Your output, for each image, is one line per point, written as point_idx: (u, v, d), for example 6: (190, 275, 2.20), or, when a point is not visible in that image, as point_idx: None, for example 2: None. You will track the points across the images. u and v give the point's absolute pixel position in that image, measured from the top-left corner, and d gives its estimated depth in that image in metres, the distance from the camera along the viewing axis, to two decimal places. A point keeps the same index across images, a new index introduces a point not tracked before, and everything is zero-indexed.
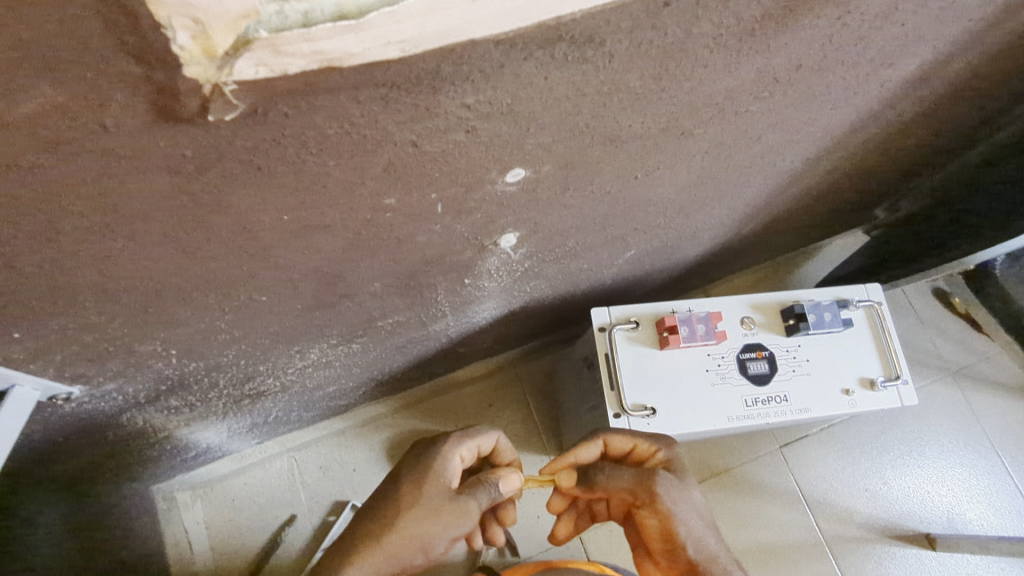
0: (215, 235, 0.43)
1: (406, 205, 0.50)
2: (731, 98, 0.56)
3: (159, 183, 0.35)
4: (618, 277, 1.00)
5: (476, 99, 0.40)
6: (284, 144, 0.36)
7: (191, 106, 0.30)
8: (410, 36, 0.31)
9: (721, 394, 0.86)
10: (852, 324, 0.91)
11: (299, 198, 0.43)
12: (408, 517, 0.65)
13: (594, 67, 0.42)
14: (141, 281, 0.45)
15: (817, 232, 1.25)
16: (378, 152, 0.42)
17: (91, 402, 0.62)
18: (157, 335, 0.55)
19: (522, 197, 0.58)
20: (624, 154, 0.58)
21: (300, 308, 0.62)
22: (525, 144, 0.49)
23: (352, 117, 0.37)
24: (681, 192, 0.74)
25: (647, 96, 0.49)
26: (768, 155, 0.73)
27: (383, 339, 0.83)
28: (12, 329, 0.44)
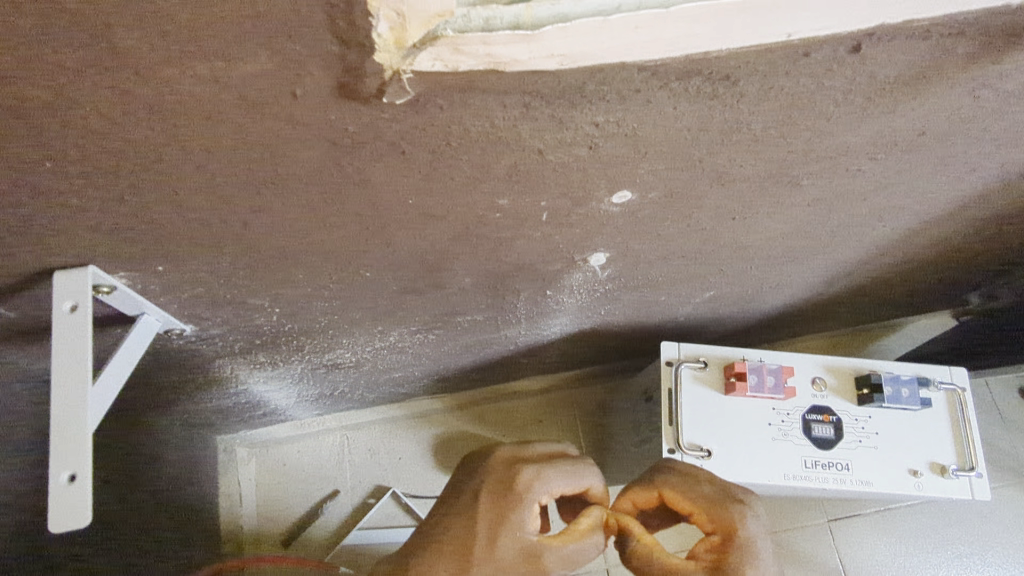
0: (346, 207, 0.47)
1: (517, 208, 0.53)
2: (847, 154, 0.56)
3: (318, 151, 0.40)
4: (692, 316, 1.00)
5: (606, 119, 0.43)
6: (431, 134, 0.40)
7: (371, 86, 0.34)
8: (572, 53, 0.34)
9: (781, 450, 0.85)
10: (930, 405, 0.88)
11: (427, 184, 0.46)
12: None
13: (723, 105, 0.44)
14: (275, 239, 0.50)
15: (905, 305, 1.21)
16: (507, 154, 0.45)
17: (195, 342, 0.68)
18: (269, 292, 0.60)
19: (622, 219, 0.60)
20: (730, 193, 0.59)
21: (395, 289, 0.66)
22: (638, 168, 0.51)
23: (494, 119, 0.40)
24: (776, 240, 0.74)
25: (766, 139, 0.50)
26: (872, 217, 0.73)
27: (457, 334, 0.86)
28: (158, 261, 0.50)
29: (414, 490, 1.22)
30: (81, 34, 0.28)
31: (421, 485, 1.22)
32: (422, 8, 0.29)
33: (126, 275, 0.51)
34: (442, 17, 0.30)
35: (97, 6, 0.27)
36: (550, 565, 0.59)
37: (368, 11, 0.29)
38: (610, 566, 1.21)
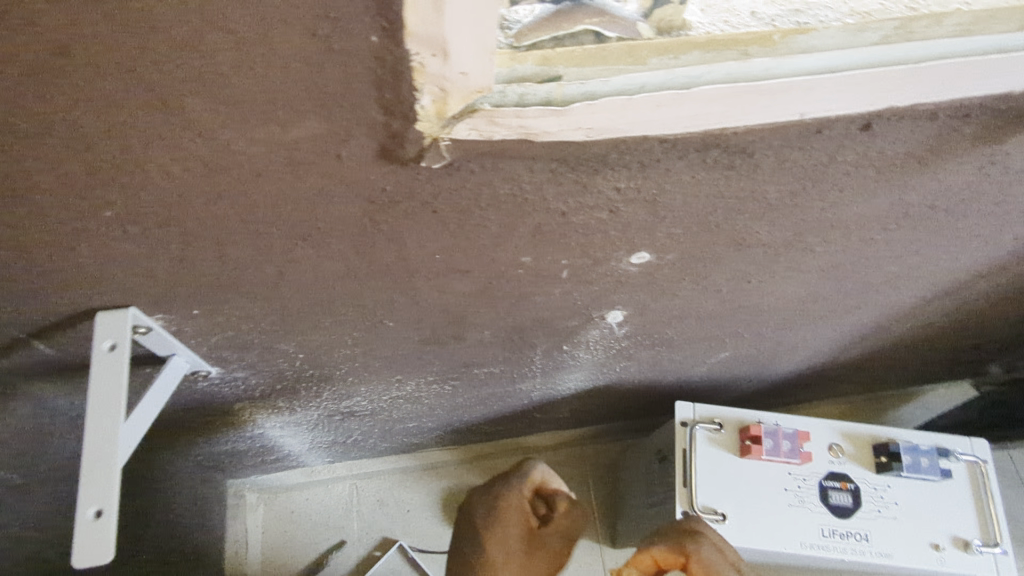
0: (376, 260, 0.50)
1: (538, 266, 0.55)
2: (860, 224, 0.58)
3: (355, 207, 0.42)
4: (707, 376, 1.00)
5: (627, 185, 0.46)
6: (461, 195, 0.43)
7: (410, 151, 0.36)
8: (598, 126, 0.36)
9: (797, 518, 0.83)
10: (951, 477, 0.86)
11: (454, 241, 0.49)
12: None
13: (738, 175, 0.47)
14: (306, 287, 0.52)
15: (922, 373, 1.20)
16: (532, 215, 0.47)
17: (218, 384, 0.70)
18: (295, 338, 0.62)
19: (640, 279, 0.62)
20: (745, 258, 0.61)
21: (416, 339, 0.67)
22: (657, 231, 0.53)
23: (522, 183, 0.43)
24: (791, 304, 0.75)
25: (781, 208, 0.52)
26: (886, 285, 0.74)
27: (473, 386, 0.87)
28: (194, 305, 0.52)
29: (421, 544, 1.20)
30: (155, 99, 0.31)
31: (428, 539, 1.20)
32: (464, 85, 0.32)
33: (162, 317, 0.53)
34: (480, 92, 0.32)
35: (173, 75, 0.30)
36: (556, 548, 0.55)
37: (414, 85, 0.31)
38: None
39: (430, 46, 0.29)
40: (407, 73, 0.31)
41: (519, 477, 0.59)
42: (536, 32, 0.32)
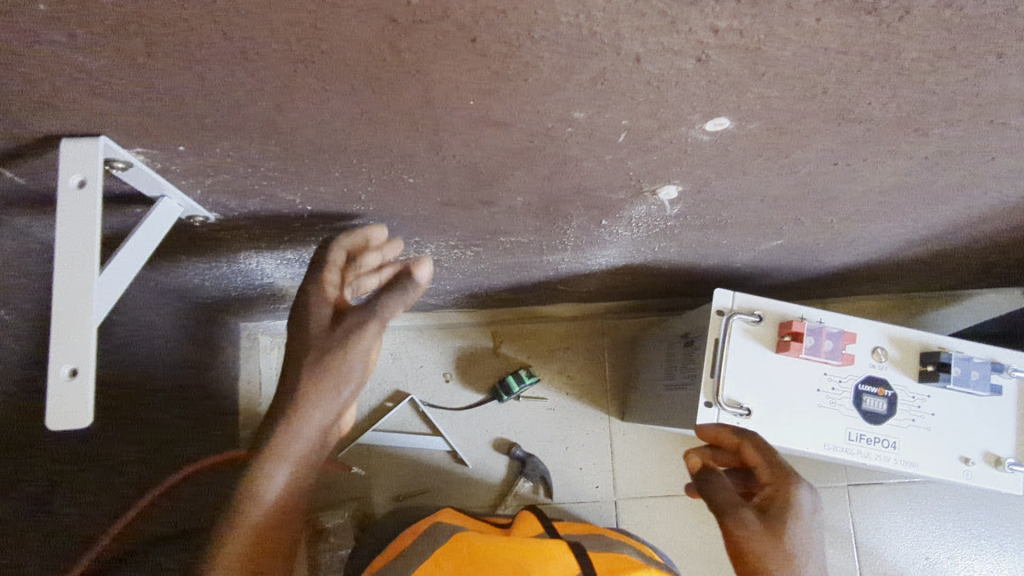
0: (397, 102, 0.40)
1: (592, 125, 0.45)
2: (999, 104, 0.46)
3: (371, 27, 0.32)
4: (749, 263, 0.92)
5: (728, 26, 0.34)
6: (511, 19, 0.32)
7: None
8: None
9: (824, 419, 0.80)
10: (998, 393, 0.81)
11: (494, 84, 0.39)
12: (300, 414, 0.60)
13: (877, 22, 0.35)
14: (311, 129, 0.43)
15: (982, 276, 1.11)
16: (597, 57, 0.36)
17: (219, 231, 0.63)
18: (300, 187, 0.54)
19: (709, 151, 0.51)
20: (840, 135, 0.50)
21: (439, 200, 0.59)
22: (747, 94, 0.42)
23: (594, 7, 0.32)
24: (873, 193, 0.65)
25: (911, 74, 0.41)
26: (990, 180, 0.63)
27: (496, 254, 0.80)
28: (181, 142, 0.44)
29: (432, 399, 1.21)
30: None
31: (439, 395, 1.21)
32: None
33: (144, 152, 0.45)
34: None
35: None
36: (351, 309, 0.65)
37: None
38: (619, 499, 1.21)
39: None
40: None
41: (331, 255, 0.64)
42: None
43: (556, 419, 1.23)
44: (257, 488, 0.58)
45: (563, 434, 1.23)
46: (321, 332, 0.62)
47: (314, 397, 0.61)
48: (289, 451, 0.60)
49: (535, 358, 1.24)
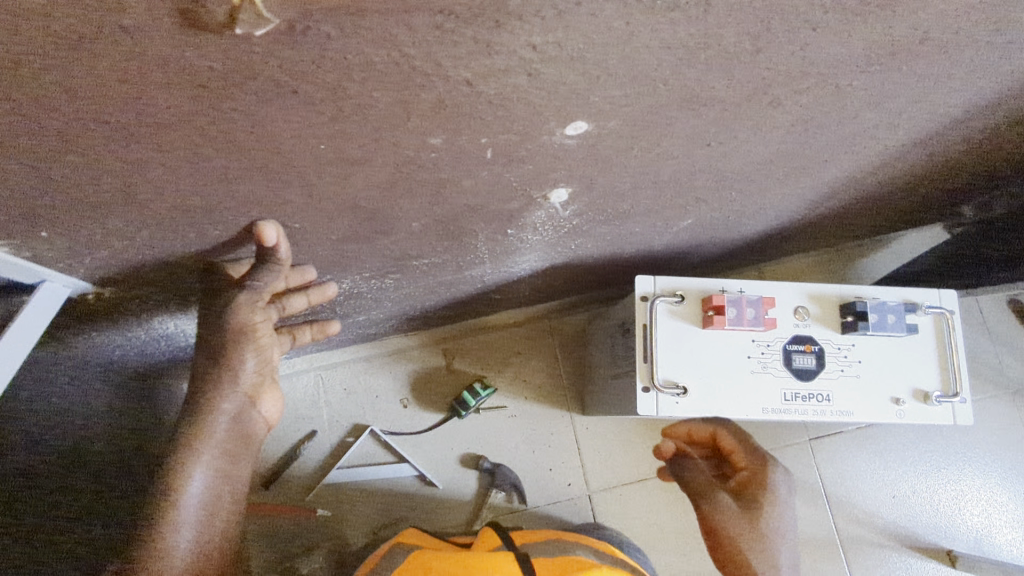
0: (246, 157, 0.40)
1: (453, 147, 0.46)
2: (835, 68, 0.49)
3: (186, 96, 0.32)
4: (670, 244, 0.95)
5: (544, 40, 0.35)
6: (324, 68, 0.33)
7: (218, 15, 0.26)
8: None
9: (760, 384, 0.82)
10: (916, 332, 0.84)
11: (337, 127, 0.39)
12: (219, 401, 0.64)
13: (685, 16, 0.36)
14: (171, 194, 0.43)
15: (896, 220, 1.15)
16: (428, 87, 0.37)
17: (120, 300, 0.63)
18: (186, 249, 0.54)
19: (580, 152, 0.53)
20: (700, 118, 0.52)
21: (334, 238, 0.59)
22: (591, 96, 0.43)
23: (402, 46, 0.32)
24: (757, 163, 0.67)
25: (740, 56, 0.43)
26: (862, 135, 0.66)
27: (417, 277, 0.80)
28: (42, 225, 0.44)
29: (392, 427, 1.21)
30: None
31: (399, 421, 1.21)
32: None
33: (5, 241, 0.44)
34: None
35: None
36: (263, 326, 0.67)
37: None
38: (592, 492, 1.22)
39: None
40: None
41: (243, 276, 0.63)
42: None
43: (518, 425, 1.24)
44: (179, 476, 0.61)
45: (528, 438, 1.23)
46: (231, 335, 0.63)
47: (220, 389, 0.64)
48: (207, 444, 0.63)
49: (489, 369, 1.25)
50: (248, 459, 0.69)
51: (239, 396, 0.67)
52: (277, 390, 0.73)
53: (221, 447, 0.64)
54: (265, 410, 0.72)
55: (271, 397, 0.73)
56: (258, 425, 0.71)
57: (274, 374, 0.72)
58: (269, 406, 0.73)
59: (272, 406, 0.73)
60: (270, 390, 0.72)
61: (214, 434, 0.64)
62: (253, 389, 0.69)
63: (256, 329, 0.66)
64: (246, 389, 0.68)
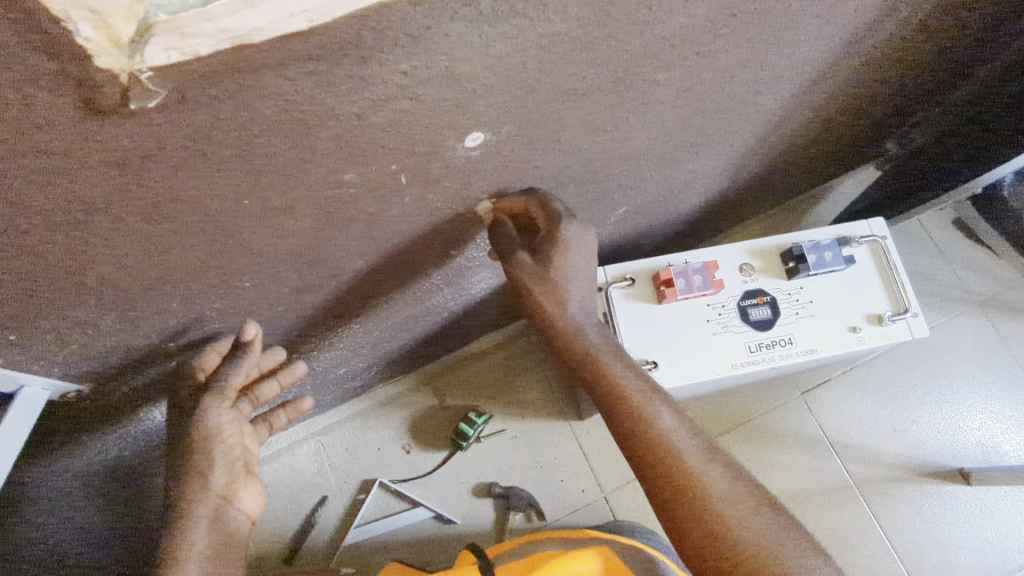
0: (179, 225, 0.45)
1: (368, 179, 0.51)
2: (689, 38, 0.55)
3: (109, 176, 0.37)
4: (615, 236, 1.00)
5: (412, 66, 0.41)
6: (223, 129, 0.38)
7: (112, 97, 0.31)
8: (314, 5, 0.31)
9: (724, 343, 0.86)
10: (855, 262, 0.89)
11: (254, 179, 0.44)
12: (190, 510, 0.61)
13: (530, 20, 0.42)
14: (121, 274, 0.48)
15: (824, 169, 1.22)
16: (324, 127, 0.42)
17: (101, 394, 0.67)
18: (151, 329, 0.58)
19: (488, 161, 0.58)
20: (585, 108, 0.58)
21: (289, 291, 0.63)
22: (476, 107, 0.49)
23: (286, 95, 0.37)
24: (660, 140, 0.73)
25: (594, 44, 0.49)
26: (746, 93, 0.72)
27: (382, 318, 0.84)
28: (9, 329, 0.48)
29: (399, 475, 1.23)
30: None
31: (405, 467, 1.23)
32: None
33: None
34: (143, 3, 0.27)
35: None
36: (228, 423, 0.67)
37: (53, 17, 0.26)
38: (607, 492, 1.24)
39: None
40: (33, 4, 0.25)
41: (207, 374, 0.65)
42: None
43: (521, 444, 1.26)
44: None
45: (533, 455, 1.26)
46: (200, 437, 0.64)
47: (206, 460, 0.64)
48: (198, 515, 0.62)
49: (480, 397, 1.28)
50: (238, 564, 0.64)
51: (213, 499, 0.63)
52: (255, 482, 0.69)
53: (206, 555, 0.60)
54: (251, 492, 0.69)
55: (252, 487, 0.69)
56: (241, 525, 0.66)
57: (251, 469, 0.69)
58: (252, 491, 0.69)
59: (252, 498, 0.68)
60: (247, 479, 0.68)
61: (196, 540, 0.60)
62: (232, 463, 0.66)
63: (225, 428, 0.66)
64: (219, 491, 0.65)
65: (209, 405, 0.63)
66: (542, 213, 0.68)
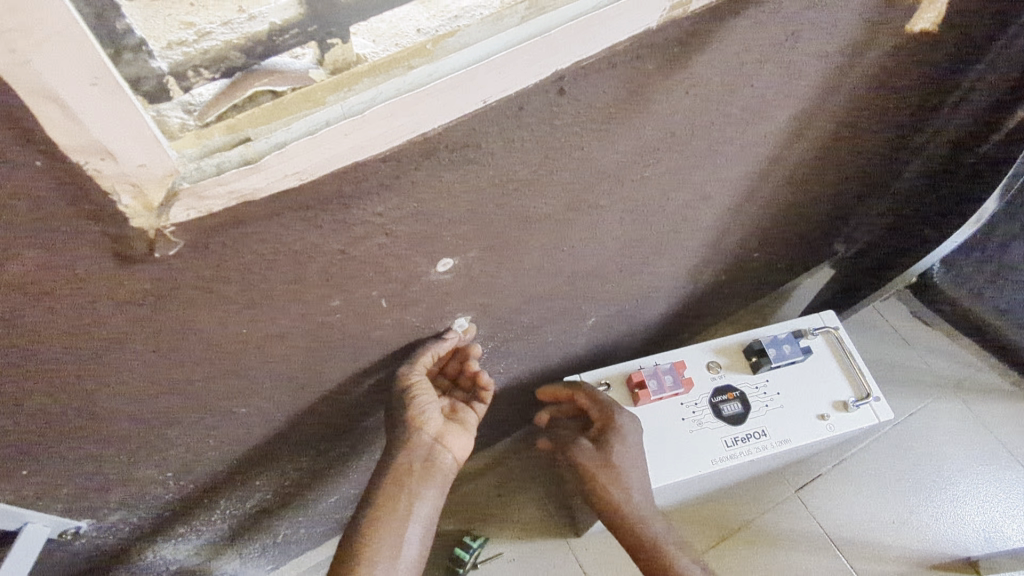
0: (186, 356, 0.51)
1: (353, 305, 0.58)
2: (622, 170, 0.65)
3: (130, 315, 0.44)
4: (590, 345, 1.06)
5: (386, 208, 0.49)
6: (229, 269, 0.45)
7: (140, 248, 0.38)
8: (304, 168, 0.39)
9: (702, 440, 0.89)
10: (813, 352, 0.96)
11: (252, 311, 0.51)
12: (388, 475, 0.68)
13: (481, 166, 0.51)
14: (131, 406, 0.53)
15: (780, 273, 1.32)
16: (312, 263, 0.50)
17: (99, 536, 0.68)
18: (152, 460, 0.61)
19: (459, 282, 0.66)
20: (541, 232, 0.66)
21: (282, 415, 0.68)
22: (445, 238, 0.57)
23: (281, 238, 0.45)
24: (615, 255, 0.82)
25: (540, 180, 0.58)
26: (686, 210, 0.82)
27: (373, 440, 0.87)
28: (21, 465, 0.52)
29: None
30: None
31: None
32: (150, 175, 0.34)
33: None
34: (172, 175, 0.35)
35: None
36: (429, 394, 0.71)
37: (104, 190, 0.34)
38: None
39: (92, 152, 0.31)
40: (90, 182, 0.33)
41: (396, 399, 0.71)
42: (214, 106, 0.35)
43: (521, 568, 1.23)
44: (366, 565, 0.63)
45: None
46: (399, 405, 0.71)
47: (384, 499, 0.67)
48: (381, 560, 0.64)
49: (476, 520, 1.27)
50: (440, 497, 0.70)
51: (418, 452, 0.70)
52: (464, 431, 0.74)
53: (406, 506, 0.67)
54: (452, 456, 0.73)
55: (441, 494, 0.71)
56: (452, 467, 0.73)
57: (462, 422, 0.76)
58: (455, 449, 0.73)
59: (441, 498, 0.70)
60: (434, 482, 0.70)
61: (392, 507, 0.67)
62: (412, 482, 0.69)
63: (426, 394, 0.71)
64: (431, 435, 0.71)
65: (404, 376, 0.70)
66: (595, 404, 0.86)
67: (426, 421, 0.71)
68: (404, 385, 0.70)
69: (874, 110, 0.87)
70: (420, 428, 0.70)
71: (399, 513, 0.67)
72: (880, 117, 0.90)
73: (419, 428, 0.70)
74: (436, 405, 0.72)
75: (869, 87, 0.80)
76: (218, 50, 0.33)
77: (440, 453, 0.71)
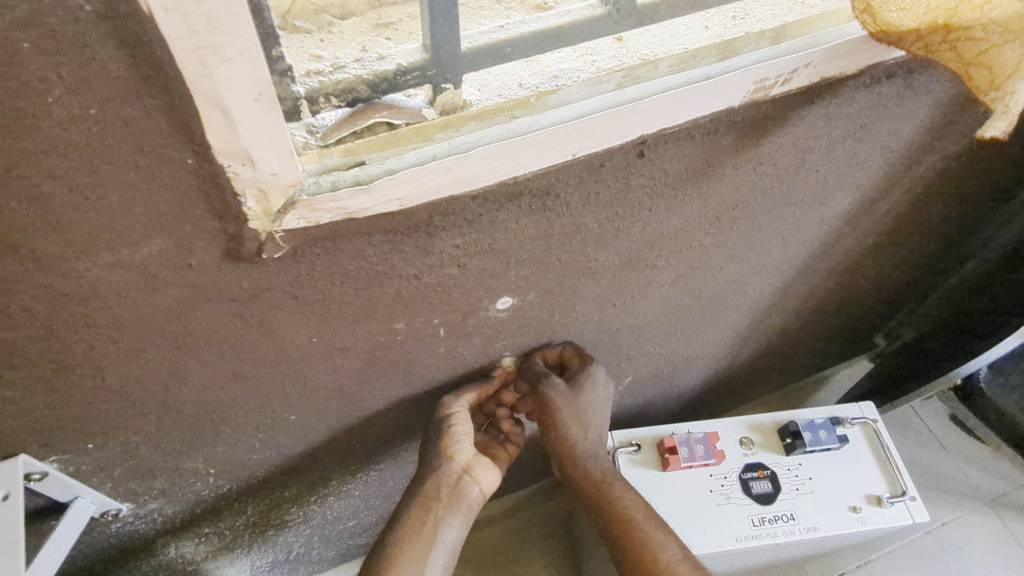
0: (256, 356, 0.54)
1: (413, 329, 0.61)
2: (682, 235, 0.68)
3: (220, 310, 0.47)
4: (623, 404, 1.06)
5: (464, 241, 0.52)
6: (315, 279, 0.48)
7: (250, 248, 0.42)
8: (406, 194, 0.43)
9: (728, 515, 0.88)
10: (849, 442, 0.95)
11: (324, 322, 0.54)
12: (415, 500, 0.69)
13: (556, 214, 0.54)
14: (196, 397, 0.56)
15: (819, 359, 1.31)
16: (388, 283, 0.53)
17: (133, 523, 0.71)
18: (200, 454, 0.64)
19: (513, 322, 0.68)
20: (598, 284, 0.69)
21: (325, 428, 0.70)
22: (509, 277, 0.60)
23: (367, 256, 0.48)
24: (662, 317, 0.83)
25: (606, 234, 0.61)
26: (736, 282, 0.84)
27: (400, 470, 0.88)
28: (89, 439, 0.55)
29: None
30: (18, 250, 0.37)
31: None
32: (277, 183, 0.38)
33: (58, 459, 0.55)
34: (294, 186, 0.39)
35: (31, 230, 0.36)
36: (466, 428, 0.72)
37: (235, 191, 0.37)
38: None
39: (236, 157, 0.35)
40: (226, 183, 0.37)
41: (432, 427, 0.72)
42: (337, 131, 0.40)
43: None
44: None
45: None
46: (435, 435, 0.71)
47: (410, 524, 0.68)
48: None
49: (483, 568, 1.25)
50: (463, 529, 0.70)
51: (447, 481, 0.70)
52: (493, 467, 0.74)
53: (430, 533, 0.68)
54: (479, 489, 0.73)
55: (465, 527, 0.71)
56: (477, 500, 0.73)
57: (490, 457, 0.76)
58: (483, 483, 0.73)
59: (465, 529, 0.71)
60: (460, 513, 0.70)
61: (417, 532, 0.67)
62: (439, 509, 0.69)
63: (463, 428, 0.71)
64: (462, 466, 0.71)
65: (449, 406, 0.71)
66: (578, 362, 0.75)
67: (458, 452, 0.71)
68: (445, 416, 0.71)
69: (931, 209, 0.88)
70: (452, 458, 0.71)
71: (423, 539, 0.67)
72: (935, 217, 0.91)
73: (451, 459, 0.71)
74: (470, 438, 0.72)
75: (928, 186, 0.82)
76: (349, 82, 0.38)
77: (468, 486, 0.72)
